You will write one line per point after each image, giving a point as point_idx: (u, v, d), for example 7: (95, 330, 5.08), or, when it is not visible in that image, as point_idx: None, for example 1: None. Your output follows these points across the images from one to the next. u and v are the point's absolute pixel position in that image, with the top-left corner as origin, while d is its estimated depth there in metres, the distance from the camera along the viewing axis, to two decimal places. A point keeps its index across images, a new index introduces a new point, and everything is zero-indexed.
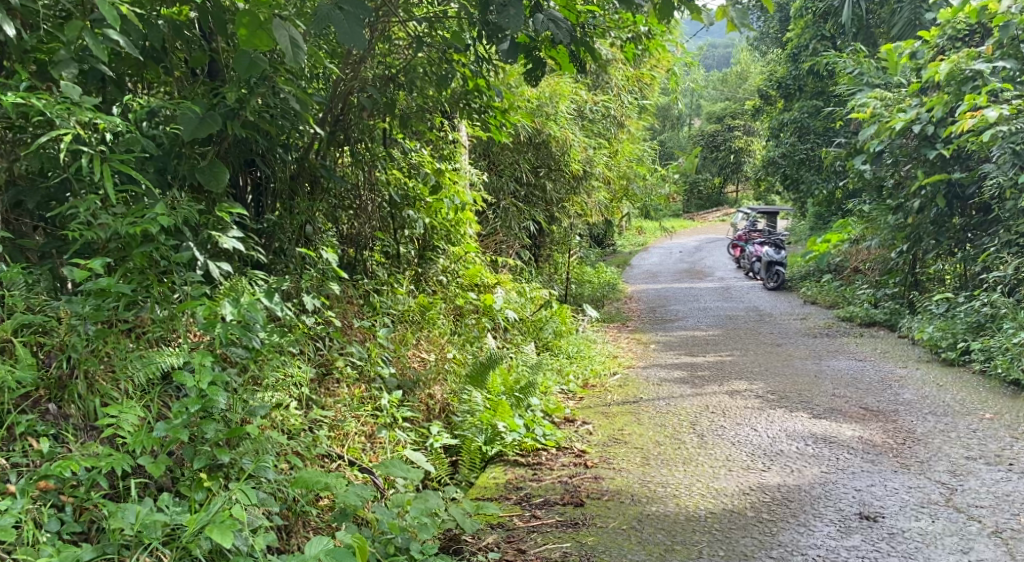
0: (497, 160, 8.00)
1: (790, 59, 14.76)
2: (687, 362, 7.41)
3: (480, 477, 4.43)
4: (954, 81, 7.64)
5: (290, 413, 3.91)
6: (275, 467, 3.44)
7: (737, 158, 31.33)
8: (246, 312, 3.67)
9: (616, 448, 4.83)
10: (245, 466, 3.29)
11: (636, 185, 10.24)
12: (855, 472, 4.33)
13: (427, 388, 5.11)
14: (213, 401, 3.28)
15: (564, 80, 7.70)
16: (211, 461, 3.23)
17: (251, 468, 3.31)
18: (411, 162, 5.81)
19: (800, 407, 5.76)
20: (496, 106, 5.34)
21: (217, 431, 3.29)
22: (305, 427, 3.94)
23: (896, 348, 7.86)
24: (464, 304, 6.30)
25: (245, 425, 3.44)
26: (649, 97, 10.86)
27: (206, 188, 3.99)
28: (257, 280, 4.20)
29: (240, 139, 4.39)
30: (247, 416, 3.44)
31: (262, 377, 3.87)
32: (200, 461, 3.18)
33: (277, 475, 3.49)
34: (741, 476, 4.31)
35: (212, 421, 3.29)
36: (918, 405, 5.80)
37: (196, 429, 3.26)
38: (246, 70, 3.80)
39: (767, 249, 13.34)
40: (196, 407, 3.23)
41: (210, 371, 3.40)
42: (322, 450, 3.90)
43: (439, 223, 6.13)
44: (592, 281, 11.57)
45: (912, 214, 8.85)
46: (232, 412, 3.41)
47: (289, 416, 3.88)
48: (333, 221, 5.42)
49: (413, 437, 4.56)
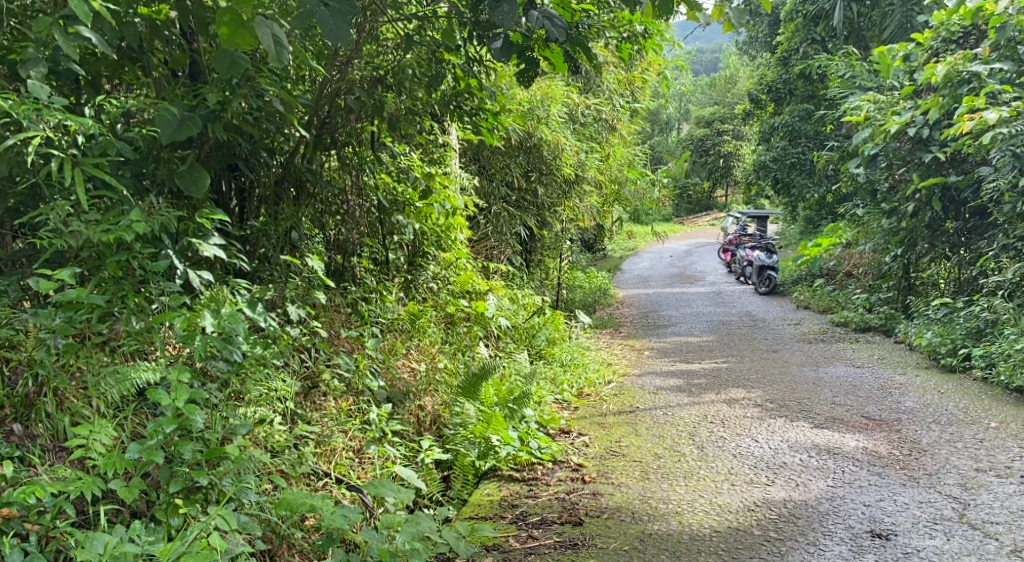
0: (487, 164, 7.83)
1: (781, 62, 14.64)
2: (683, 369, 7.25)
3: (473, 494, 4.26)
4: (951, 83, 7.51)
5: (274, 429, 3.73)
6: (257, 488, 3.28)
7: (726, 161, 31.26)
8: (227, 324, 3.51)
9: (614, 461, 4.66)
10: (226, 488, 3.11)
11: (627, 189, 10.10)
12: (863, 486, 4.18)
13: (417, 399, 4.94)
14: (191, 420, 3.11)
15: (556, 82, 7.54)
16: (189, 483, 3.06)
17: (232, 491, 3.14)
18: (400, 166, 5.64)
19: (801, 416, 5.60)
20: (488, 109, 5.13)
21: (195, 452, 3.11)
22: (289, 444, 3.77)
23: (894, 354, 7.72)
24: (455, 311, 6.12)
25: (226, 444, 3.26)
26: (641, 100, 10.71)
27: (186, 193, 3.81)
28: (240, 289, 4.03)
29: (222, 143, 4.24)
30: (228, 434, 3.26)
31: (245, 391, 3.70)
32: (176, 484, 3.00)
33: (260, 496, 3.32)
34: (745, 491, 4.15)
35: (190, 441, 3.12)
36: (920, 414, 5.66)
37: (173, 449, 3.08)
38: (227, 70, 3.62)
39: (761, 253, 13.18)
40: (172, 427, 3.05)
41: (188, 387, 3.22)
42: (307, 468, 3.72)
43: (430, 229, 5.96)
44: (583, 287, 11.41)
45: (907, 217, 8.73)
46: (212, 431, 3.23)
47: (273, 432, 3.71)
48: (320, 227, 5.24)
49: (403, 452, 4.38)
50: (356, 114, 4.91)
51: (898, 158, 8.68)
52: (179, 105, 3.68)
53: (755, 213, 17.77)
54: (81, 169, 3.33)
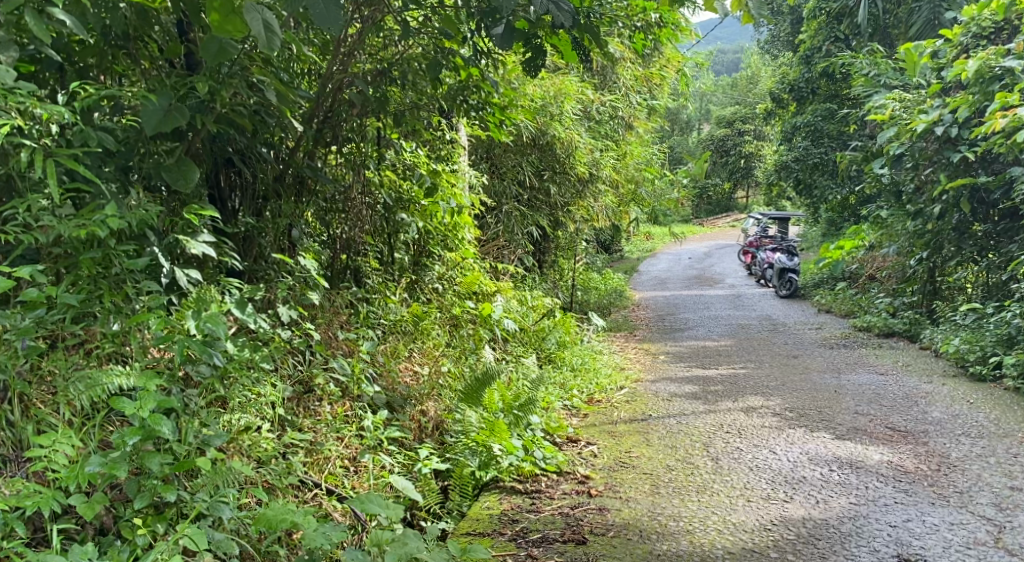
0: (498, 162, 7.60)
1: (803, 61, 14.31)
2: (698, 375, 6.99)
3: (472, 507, 4.02)
4: (982, 80, 7.21)
5: (260, 437, 3.49)
6: (235, 503, 3.08)
7: (747, 162, 30.96)
8: (206, 326, 3.27)
9: (622, 473, 4.42)
10: (198, 503, 2.92)
11: (644, 189, 9.84)
12: (888, 505, 3.92)
13: (419, 404, 4.71)
14: (159, 431, 2.90)
15: (570, 77, 7.31)
16: (156, 498, 2.86)
17: (205, 507, 2.93)
18: (406, 163, 5.40)
19: (822, 427, 5.34)
20: (495, 103, 4.89)
21: (163, 464, 2.90)
22: (277, 453, 3.52)
23: (919, 361, 7.42)
24: (461, 313, 5.88)
25: (201, 457, 3.04)
26: (659, 98, 10.44)
27: (173, 187, 3.58)
28: (230, 289, 3.76)
29: (216, 136, 3.99)
30: (201, 446, 3.04)
31: (228, 399, 3.46)
32: (141, 500, 2.81)
33: (239, 511, 3.10)
34: (762, 508, 3.90)
35: (159, 453, 2.91)
36: (949, 425, 5.37)
37: (140, 462, 2.88)
38: (215, 58, 3.36)
39: (781, 255, 12.89)
40: (137, 438, 2.85)
41: (161, 395, 3.02)
42: (295, 479, 3.48)
43: (435, 228, 5.72)
44: (598, 289, 11.16)
45: (933, 219, 8.42)
46: (183, 442, 3.02)
47: (259, 441, 3.46)
48: (320, 224, 4.99)
49: (400, 461, 4.13)
50: (359, 107, 4.66)
51: (925, 158, 8.36)
52: (166, 93, 3.45)
53: (776, 214, 17.46)
54: (54, 159, 3.12)
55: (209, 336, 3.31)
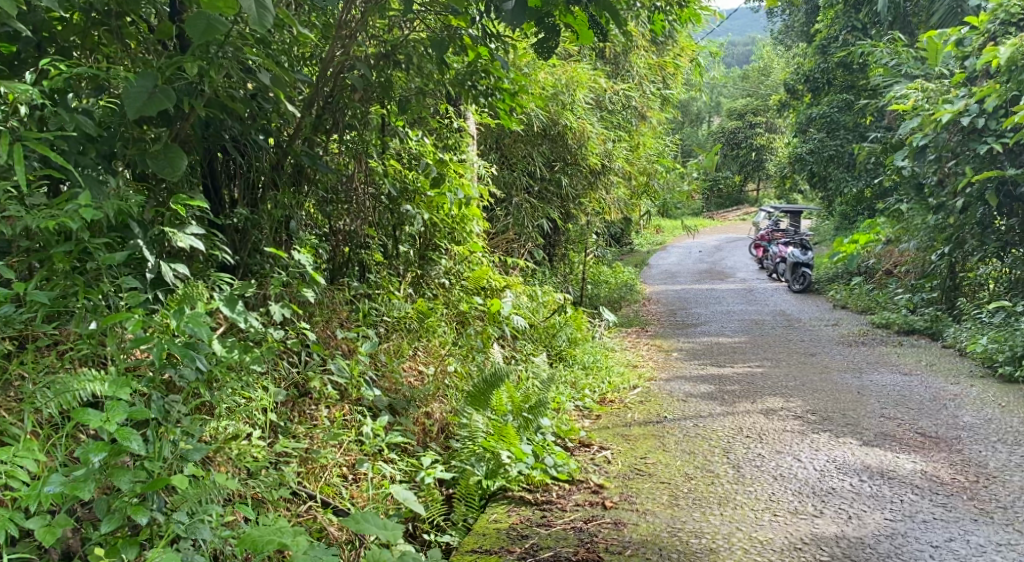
0: (507, 152, 7.31)
1: (819, 51, 13.97)
2: (715, 374, 6.70)
3: (478, 519, 3.72)
4: (1013, 68, 6.92)
5: (250, 445, 3.17)
6: (218, 523, 2.83)
7: (758, 155, 30.49)
8: (188, 325, 2.91)
9: (639, 482, 4.14)
10: (175, 526, 2.68)
11: (657, 180, 9.53)
12: (927, 521, 3.67)
13: (423, 406, 4.43)
14: (127, 446, 2.65)
15: (582, 65, 7.00)
16: (125, 522, 2.62)
17: (186, 529, 2.70)
18: (410, 151, 5.15)
19: (848, 431, 5.04)
20: (506, 89, 4.55)
21: (136, 482, 2.67)
22: (268, 464, 3.21)
23: (943, 361, 7.11)
24: (468, 310, 5.57)
25: (181, 472, 2.81)
26: (673, 87, 10.12)
27: (159, 176, 3.17)
28: (221, 284, 3.45)
29: (207, 122, 3.63)
30: (180, 461, 2.82)
31: (215, 406, 3.12)
32: (109, 524, 2.57)
33: (224, 529, 2.85)
34: (790, 524, 3.63)
35: (130, 471, 2.67)
36: (982, 431, 5.09)
37: (108, 481, 2.64)
38: (202, 35, 2.95)
39: (795, 249, 12.59)
40: (102, 455, 2.60)
41: (132, 407, 2.76)
42: (288, 492, 3.17)
43: (441, 220, 5.41)
44: (608, 283, 10.89)
45: (955, 213, 8.11)
46: (158, 459, 2.78)
47: (247, 450, 3.15)
48: (318, 215, 4.66)
49: (403, 468, 3.82)
50: (362, 93, 4.34)
51: (949, 150, 8.06)
52: (150, 74, 3.01)
53: (789, 208, 17.14)
54: (23, 144, 2.82)
55: (193, 339, 2.99)
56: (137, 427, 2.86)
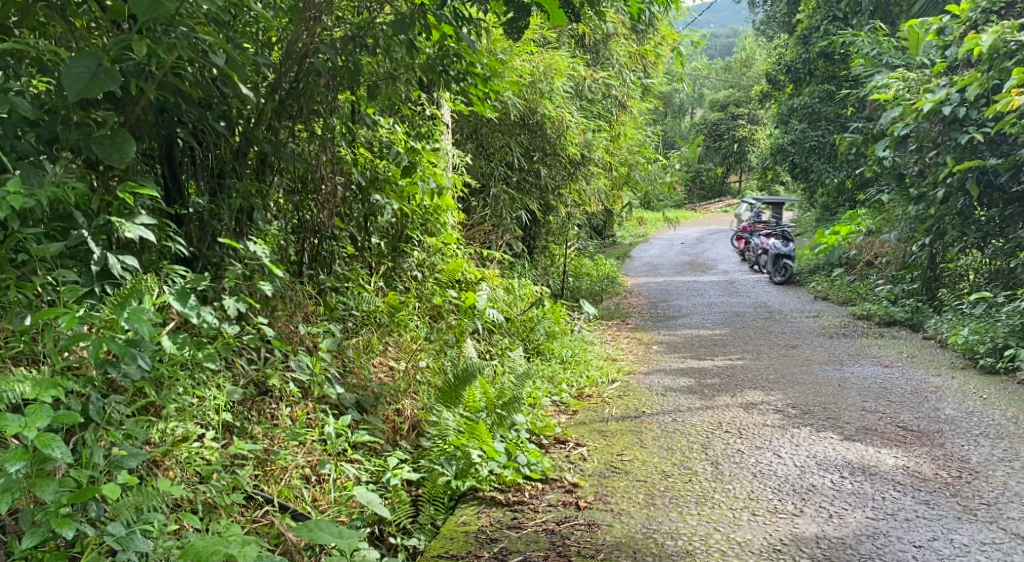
0: (485, 141, 7.09)
1: (800, 41, 13.86)
2: (694, 367, 6.59)
3: (447, 521, 3.59)
4: (995, 56, 6.84)
5: (198, 450, 3.04)
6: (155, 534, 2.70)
7: (740, 146, 30.41)
8: (126, 322, 2.73)
9: (614, 480, 4.02)
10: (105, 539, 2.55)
11: (638, 171, 9.41)
12: (910, 519, 3.56)
13: (393, 403, 4.29)
14: (50, 455, 2.50)
15: (561, 52, 6.83)
16: (50, 535, 2.48)
17: (123, 536, 2.59)
18: (381, 139, 4.96)
19: (828, 426, 4.93)
20: (478, 74, 4.35)
21: (61, 492, 2.53)
22: (220, 468, 3.07)
23: (924, 352, 7.03)
24: (442, 303, 5.41)
25: (115, 480, 2.70)
26: (654, 77, 9.98)
27: (105, 162, 2.99)
28: (174, 276, 3.28)
29: (159, 105, 3.45)
30: (112, 469, 2.69)
31: (162, 406, 2.99)
32: (31, 540, 2.43)
33: (166, 540, 2.71)
34: (769, 524, 3.52)
35: (56, 481, 2.53)
36: (964, 424, 4.99)
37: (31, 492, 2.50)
38: (147, 12, 2.77)
39: (777, 241, 12.49)
40: (21, 464, 2.46)
41: (61, 410, 2.60)
42: (240, 497, 3.03)
43: (414, 210, 5.23)
44: (589, 275, 10.77)
45: (936, 204, 8.02)
46: (87, 467, 2.66)
47: (196, 454, 3.02)
48: (283, 206, 4.48)
49: (369, 469, 3.67)
50: (327, 78, 4.13)
51: (930, 140, 7.98)
52: (93, 53, 2.84)
53: (770, 199, 17.07)
54: None
55: (135, 335, 2.81)
56: (74, 429, 2.73)
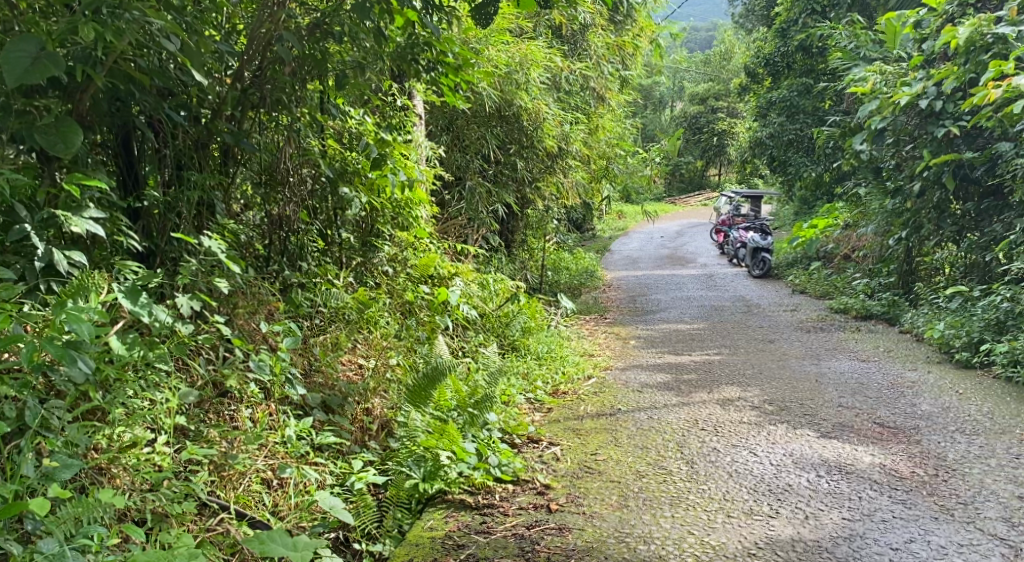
0: (461, 134, 6.98)
1: (778, 34, 13.79)
2: (671, 363, 6.51)
3: (413, 526, 3.49)
4: (971, 49, 6.80)
5: (145, 457, 2.99)
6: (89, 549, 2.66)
7: (719, 140, 30.36)
8: (67, 323, 2.69)
9: (587, 481, 3.92)
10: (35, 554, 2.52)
11: (617, 165, 9.31)
12: (887, 520, 3.50)
13: (362, 402, 4.18)
14: None
15: (537, 43, 6.70)
16: None
17: (54, 554, 2.55)
18: (351, 130, 4.77)
19: (805, 423, 4.86)
20: (449, 63, 4.19)
21: None
22: (168, 476, 3.03)
23: (900, 346, 7.00)
24: (415, 300, 5.27)
25: (44, 493, 2.66)
26: (633, 70, 9.87)
27: (51, 153, 2.89)
28: (125, 273, 3.22)
29: (112, 94, 3.34)
30: (44, 480, 2.66)
31: (107, 410, 2.94)
32: None
33: (107, 555, 2.66)
34: (744, 526, 3.45)
35: None
36: (940, 420, 4.94)
37: None
38: None
39: (755, 234, 12.44)
40: None
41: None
42: (192, 507, 2.99)
43: (384, 203, 5.05)
44: (568, 269, 10.70)
45: (913, 198, 7.99)
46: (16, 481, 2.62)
47: (142, 462, 2.97)
48: (248, 199, 4.34)
49: (335, 471, 3.57)
50: (293, 66, 3.98)
51: (906, 134, 7.94)
52: (34, 37, 2.71)
53: (750, 193, 17.00)
54: None
55: (75, 337, 2.76)
56: (6, 438, 2.69)
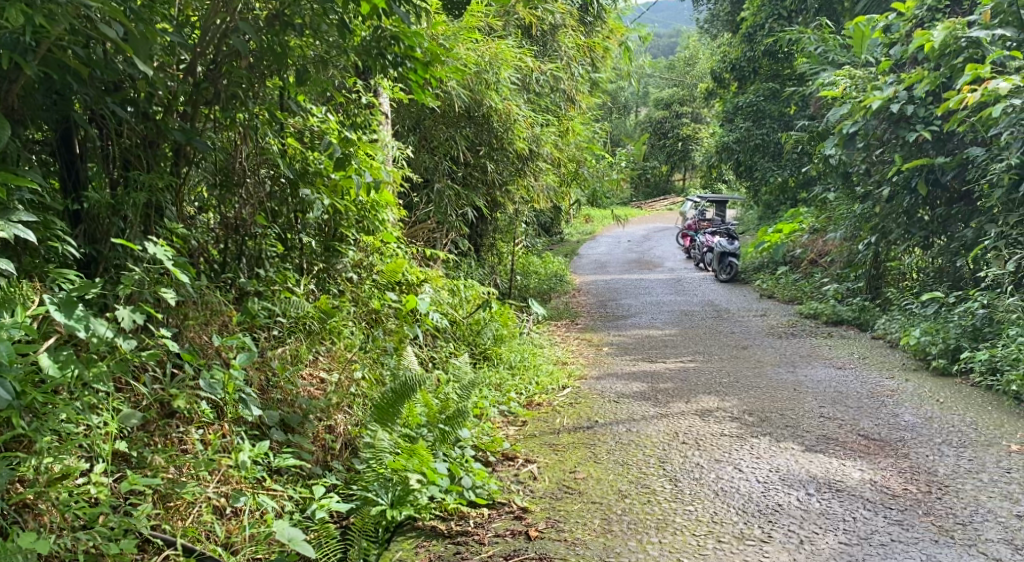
0: (428, 135, 6.72)
1: (744, 39, 13.47)
2: (647, 371, 6.30)
3: (382, 557, 3.27)
4: (946, 52, 6.65)
5: (77, 490, 2.76)
6: None
7: (684, 144, 30.36)
8: None
9: (568, 503, 3.70)
10: None
11: (586, 168, 9.09)
12: (886, 545, 3.32)
13: (325, 419, 3.92)
14: None
15: (507, 41, 6.44)
16: None
17: None
18: (312, 128, 4.48)
19: (788, 435, 4.67)
20: (418, 58, 3.90)
21: None
22: (103, 510, 2.80)
23: (876, 353, 6.86)
24: (381, 307, 4.96)
25: None
26: (602, 72, 9.66)
27: None
28: (60, 284, 2.97)
29: (46, 89, 3.08)
30: None
31: (33, 439, 2.71)
32: None
33: None
34: (736, 554, 3.26)
35: None
36: (926, 432, 4.78)
37: None
38: None
39: (723, 238, 12.29)
40: None
41: None
42: (131, 545, 2.74)
43: (348, 206, 4.75)
44: (538, 273, 10.50)
45: (883, 203, 7.87)
46: None
47: (71, 496, 2.73)
48: (202, 201, 4.06)
49: (296, 497, 3.31)
50: (251, 59, 3.69)
51: (877, 138, 7.77)
52: None
53: (716, 197, 16.89)
54: None
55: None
56: None
